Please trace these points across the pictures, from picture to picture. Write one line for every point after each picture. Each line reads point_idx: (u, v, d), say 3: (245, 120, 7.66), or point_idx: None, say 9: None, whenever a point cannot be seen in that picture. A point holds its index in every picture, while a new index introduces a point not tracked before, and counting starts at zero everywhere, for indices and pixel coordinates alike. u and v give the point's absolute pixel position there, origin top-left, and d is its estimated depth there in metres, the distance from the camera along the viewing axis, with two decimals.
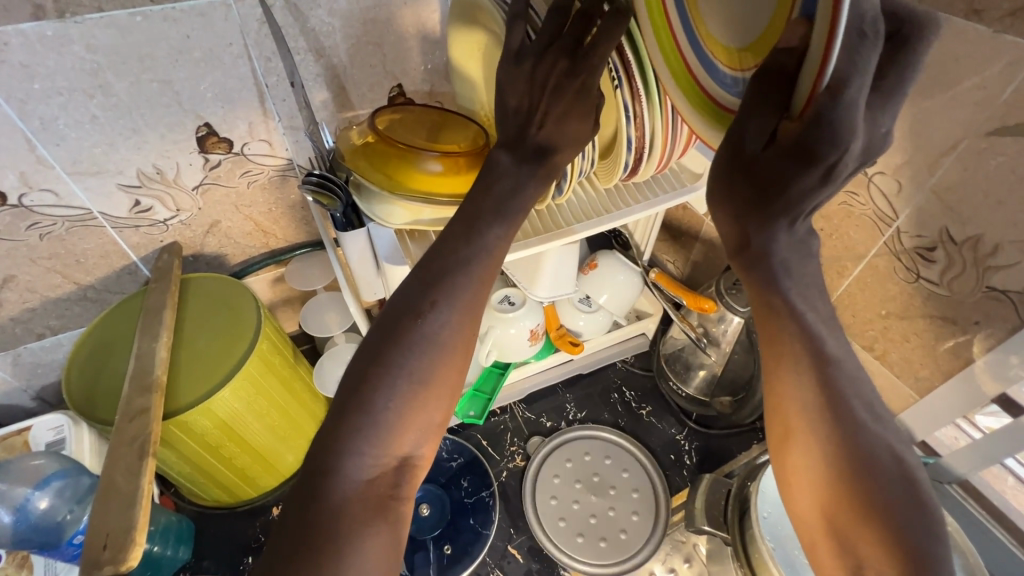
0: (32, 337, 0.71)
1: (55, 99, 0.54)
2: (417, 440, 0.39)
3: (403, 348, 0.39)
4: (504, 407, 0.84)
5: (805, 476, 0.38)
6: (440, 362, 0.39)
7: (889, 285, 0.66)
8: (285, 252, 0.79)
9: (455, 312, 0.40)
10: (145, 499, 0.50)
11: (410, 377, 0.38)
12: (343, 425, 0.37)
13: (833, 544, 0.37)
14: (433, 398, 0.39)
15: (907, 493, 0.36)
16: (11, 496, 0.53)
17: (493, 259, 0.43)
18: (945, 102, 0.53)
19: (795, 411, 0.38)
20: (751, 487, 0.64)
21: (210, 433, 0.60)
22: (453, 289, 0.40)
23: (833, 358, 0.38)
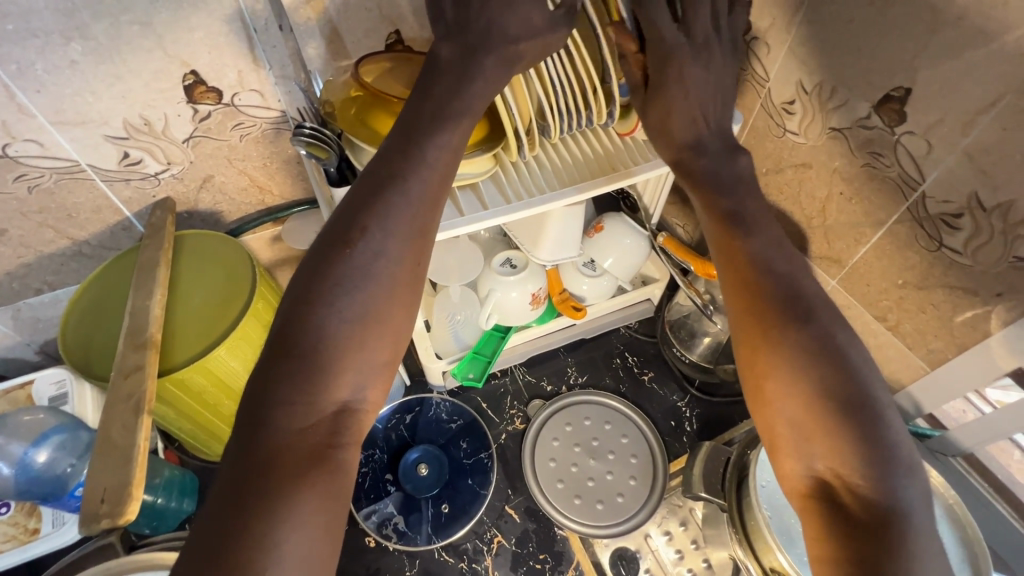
0: (30, 291, 0.71)
1: (30, 41, 0.51)
2: (358, 383, 0.38)
3: (337, 277, 0.39)
4: (505, 370, 0.83)
5: (769, 362, 0.42)
6: (375, 292, 0.40)
7: (909, 254, 0.62)
8: (282, 210, 0.77)
9: (388, 237, 0.41)
10: (141, 455, 0.49)
11: (345, 307, 0.39)
12: (285, 368, 0.36)
13: (796, 433, 0.40)
14: (371, 332, 0.39)
15: (856, 369, 0.41)
16: (10, 452, 0.53)
17: (437, 172, 0.44)
18: (990, 54, 0.49)
19: (755, 297, 0.44)
20: (751, 454, 0.63)
21: (207, 391, 0.60)
22: (385, 216, 0.41)
23: (762, 259, 0.46)
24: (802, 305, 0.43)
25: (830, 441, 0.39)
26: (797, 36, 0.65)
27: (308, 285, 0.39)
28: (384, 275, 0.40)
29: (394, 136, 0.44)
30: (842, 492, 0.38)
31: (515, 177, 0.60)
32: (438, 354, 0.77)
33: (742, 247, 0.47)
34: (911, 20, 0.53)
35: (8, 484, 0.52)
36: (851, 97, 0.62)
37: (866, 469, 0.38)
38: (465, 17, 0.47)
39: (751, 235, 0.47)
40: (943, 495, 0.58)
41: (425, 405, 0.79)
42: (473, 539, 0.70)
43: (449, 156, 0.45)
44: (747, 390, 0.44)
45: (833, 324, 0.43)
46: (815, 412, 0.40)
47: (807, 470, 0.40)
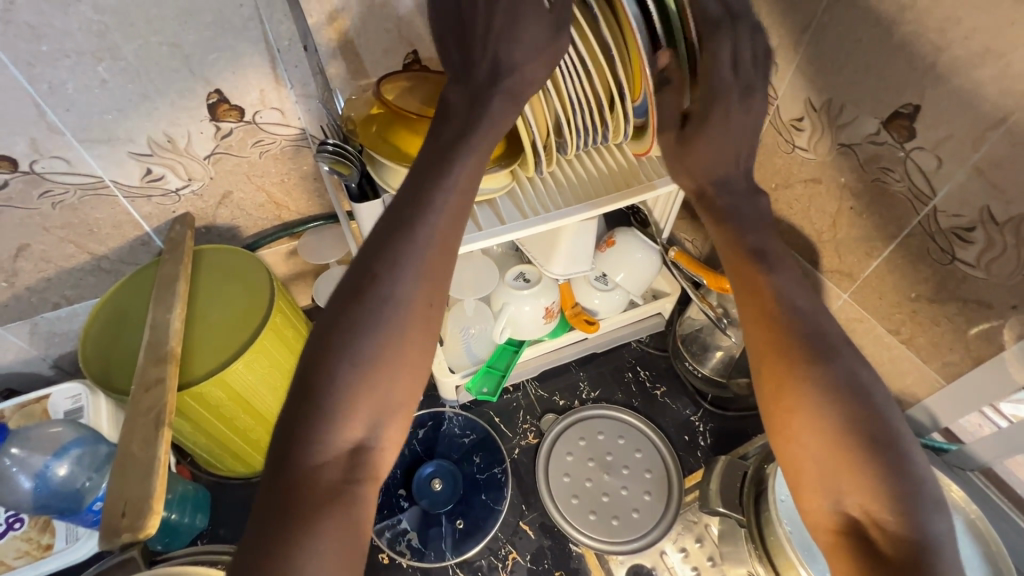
0: (48, 306, 0.71)
1: (62, 61, 0.52)
2: (372, 423, 0.38)
3: (350, 323, 0.39)
4: (517, 385, 0.83)
5: (794, 397, 0.41)
6: (388, 334, 0.39)
7: (921, 267, 0.63)
8: (298, 225, 0.78)
9: (400, 279, 0.40)
10: (163, 469, 0.49)
11: (360, 346, 0.38)
12: (301, 408, 0.37)
13: (822, 469, 0.40)
14: (387, 373, 0.39)
15: (880, 404, 0.40)
16: (31, 463, 0.52)
17: (449, 216, 0.43)
18: (998, 72, 0.50)
19: (776, 330, 0.44)
20: (769, 469, 0.62)
21: (224, 405, 0.60)
22: (395, 261, 0.41)
23: (780, 290, 0.46)
24: (824, 338, 0.43)
25: (859, 478, 0.38)
26: (804, 55, 0.67)
27: (327, 326, 0.39)
28: (396, 319, 0.40)
29: (413, 178, 0.45)
30: (873, 530, 0.38)
31: (531, 193, 0.61)
32: (451, 368, 0.77)
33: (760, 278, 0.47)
34: (918, 40, 0.54)
35: (26, 496, 0.52)
36: (861, 114, 0.63)
37: (894, 505, 0.37)
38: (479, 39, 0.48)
39: (767, 264, 0.47)
40: (964, 509, 0.58)
41: (438, 420, 0.79)
42: (487, 555, 0.70)
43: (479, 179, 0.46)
44: (769, 423, 0.43)
45: (854, 358, 0.42)
46: (842, 449, 0.39)
47: (835, 507, 0.39)
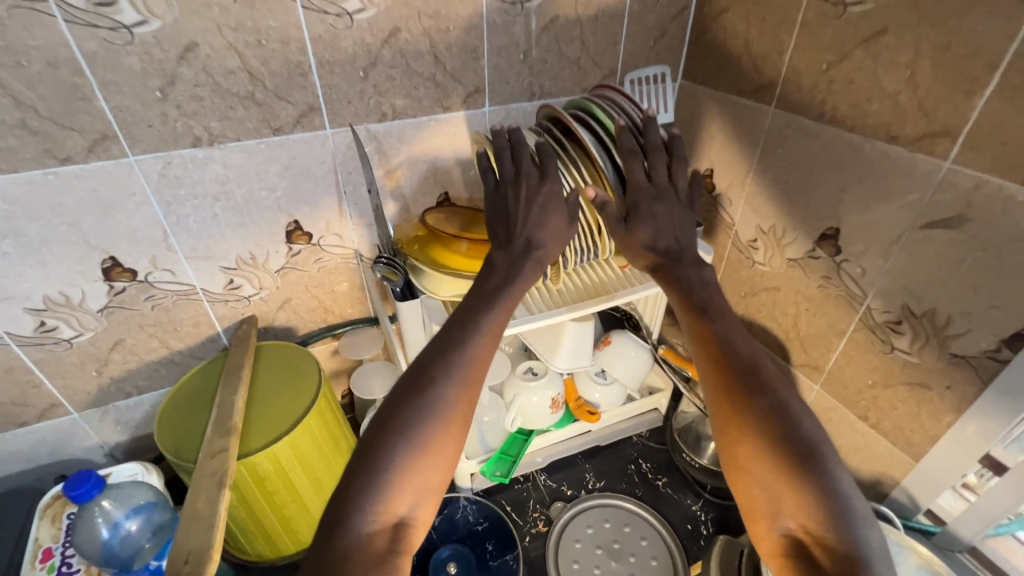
0: (122, 394, 0.83)
1: (191, 201, 0.71)
2: (414, 502, 0.44)
3: (408, 412, 0.46)
4: (527, 476, 0.90)
5: (738, 433, 0.47)
6: (436, 424, 0.46)
7: (871, 357, 0.74)
8: (340, 327, 0.92)
9: (451, 383, 0.47)
10: (221, 522, 0.57)
11: (408, 436, 0.45)
12: (358, 482, 0.43)
13: (764, 497, 0.45)
14: (431, 458, 0.45)
15: (813, 436, 0.46)
16: (109, 516, 0.60)
17: (487, 339, 0.51)
18: (885, 203, 0.66)
19: (718, 374, 0.51)
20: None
21: (270, 477, 0.68)
22: (449, 367, 0.48)
23: (728, 341, 0.53)
24: (760, 379, 0.49)
25: (796, 501, 0.44)
26: (750, 192, 0.86)
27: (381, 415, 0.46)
28: (444, 415, 0.46)
29: (461, 308, 0.54)
30: (816, 553, 0.42)
31: (537, 297, 0.76)
32: (467, 455, 0.85)
33: (704, 327, 0.54)
34: (826, 182, 0.73)
35: (97, 545, 0.58)
36: (800, 235, 0.79)
37: (830, 526, 0.42)
38: (499, 190, 0.62)
39: (714, 319, 0.55)
40: None
41: (453, 507, 0.84)
42: None
43: (513, 293, 0.55)
44: (723, 455, 0.49)
45: (791, 397, 0.49)
46: (779, 474, 0.45)
47: (782, 531, 0.44)
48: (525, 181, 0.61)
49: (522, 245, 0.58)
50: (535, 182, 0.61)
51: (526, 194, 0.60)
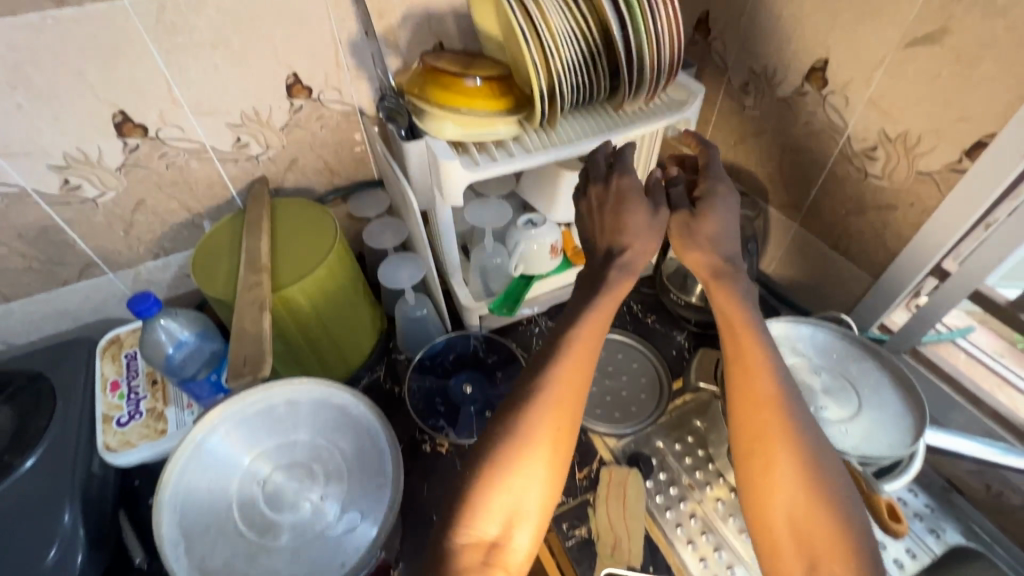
0: (150, 255, 0.89)
1: (190, 49, 0.71)
2: (503, 529, 0.56)
3: (506, 425, 0.58)
4: (530, 318, 0.99)
5: (783, 465, 0.57)
6: (526, 434, 0.58)
7: (846, 187, 0.80)
8: (347, 188, 0.96)
9: (545, 399, 0.59)
10: (269, 335, 0.65)
11: (509, 449, 0.57)
12: (464, 503, 0.56)
13: (801, 538, 0.55)
14: (517, 485, 0.57)
15: (835, 473, 0.57)
16: (173, 336, 0.72)
17: (576, 353, 0.62)
18: (872, 26, 0.68)
19: (765, 400, 0.60)
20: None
21: (303, 311, 0.76)
22: (538, 381, 0.60)
23: (785, 386, 0.61)
24: (819, 470, 0.56)
25: (838, 559, 0.52)
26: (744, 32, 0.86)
27: (485, 464, 0.57)
28: (535, 438, 0.58)
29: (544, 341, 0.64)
30: None
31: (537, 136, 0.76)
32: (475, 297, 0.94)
33: (755, 347, 0.63)
34: (819, 10, 0.73)
35: (163, 358, 0.71)
36: (790, 72, 0.81)
37: None
38: (587, 177, 0.71)
39: (772, 350, 0.64)
40: (889, 365, 0.72)
41: (465, 342, 0.93)
42: None
43: (605, 303, 0.64)
44: (750, 489, 0.59)
45: (841, 476, 0.57)
46: (818, 531, 0.54)
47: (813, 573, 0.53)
48: (605, 176, 0.69)
49: (602, 253, 0.66)
50: (604, 178, 0.69)
51: (601, 179, 0.69)
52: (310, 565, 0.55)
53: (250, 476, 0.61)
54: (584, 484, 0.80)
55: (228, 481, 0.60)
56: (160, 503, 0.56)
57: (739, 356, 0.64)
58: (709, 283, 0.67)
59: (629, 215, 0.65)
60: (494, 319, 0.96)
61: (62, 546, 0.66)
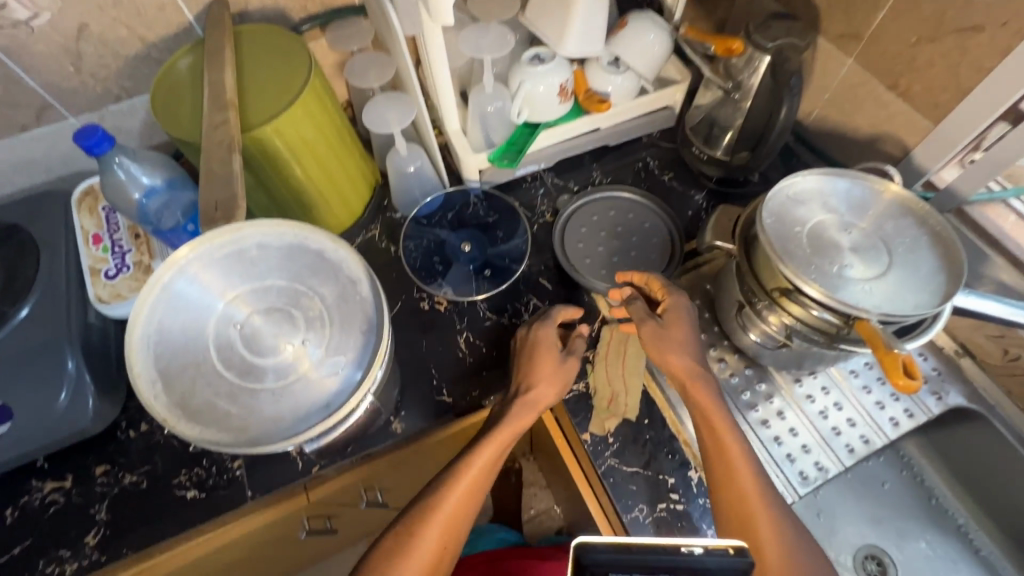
0: (112, 98, 0.79)
1: None
2: (425, 570, 0.57)
3: (441, 493, 0.60)
4: (535, 176, 0.93)
5: (762, 522, 0.56)
6: (454, 487, 0.60)
7: (925, 6, 0.65)
8: (324, 17, 0.82)
9: (477, 460, 0.62)
10: (240, 179, 0.61)
11: (434, 511, 0.59)
12: (390, 542, 0.58)
13: None
14: (439, 531, 0.58)
15: (805, 538, 0.57)
16: (138, 181, 0.66)
17: (507, 427, 0.64)
18: None
19: (745, 486, 0.58)
20: (760, 201, 0.69)
21: (282, 157, 0.68)
22: (467, 458, 0.62)
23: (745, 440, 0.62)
24: (778, 508, 0.58)
25: None
26: None
27: (408, 532, 0.58)
28: (461, 483, 0.61)
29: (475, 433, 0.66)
30: None
31: None
32: (473, 149, 0.84)
33: (741, 462, 0.60)
34: None
35: (133, 206, 0.66)
36: None
37: None
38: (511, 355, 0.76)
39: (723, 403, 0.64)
40: (930, 224, 0.65)
41: (465, 202, 0.89)
42: (511, 302, 0.82)
43: (541, 391, 0.67)
44: None
45: (799, 529, 0.57)
46: None
47: None
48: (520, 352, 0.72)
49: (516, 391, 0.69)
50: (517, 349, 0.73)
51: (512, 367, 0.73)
52: (297, 407, 0.54)
53: (227, 318, 0.57)
54: (584, 344, 0.78)
55: (203, 323, 0.56)
56: (134, 342, 0.54)
57: (727, 463, 0.60)
58: (687, 391, 0.64)
59: (542, 373, 0.69)
60: (496, 174, 0.87)
61: (72, 388, 0.68)
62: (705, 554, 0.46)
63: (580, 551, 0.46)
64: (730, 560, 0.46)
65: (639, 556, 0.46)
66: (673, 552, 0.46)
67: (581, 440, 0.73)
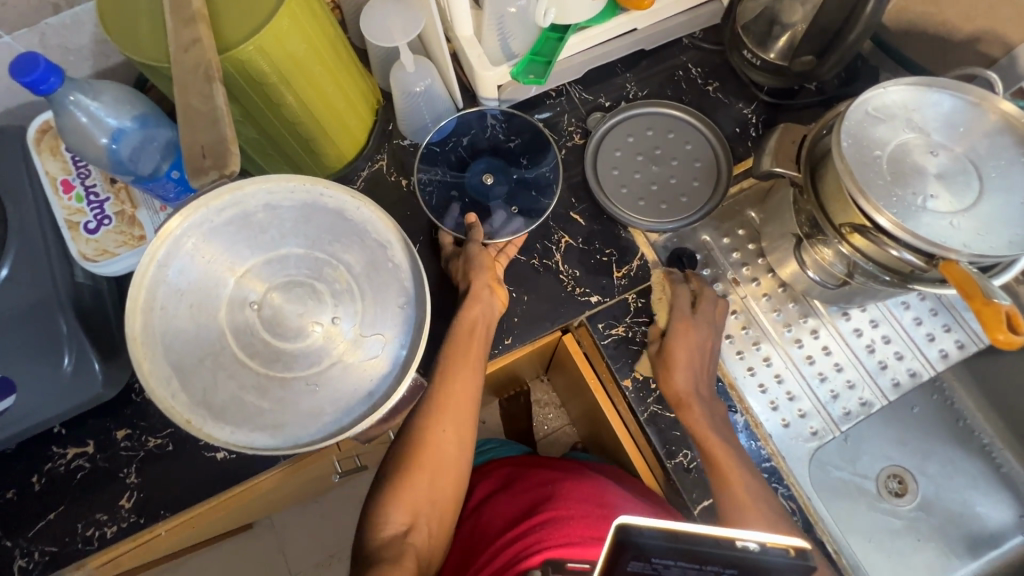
0: (49, 10, 0.63)
1: None
2: (437, 438, 0.61)
3: (442, 370, 0.63)
4: (560, 90, 0.81)
5: (740, 486, 0.61)
6: (452, 365, 0.63)
7: None
8: None
9: (464, 334, 0.64)
10: (228, 117, 0.51)
11: (433, 391, 0.62)
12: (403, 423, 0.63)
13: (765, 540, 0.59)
14: (443, 404, 0.62)
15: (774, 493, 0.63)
16: (103, 122, 0.55)
17: (479, 300, 0.65)
18: None
19: (721, 462, 0.62)
20: (840, 109, 0.60)
21: (272, 84, 0.56)
22: (458, 334, 0.64)
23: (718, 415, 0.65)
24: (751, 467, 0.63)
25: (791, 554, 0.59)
26: None
27: (415, 434, 0.61)
28: (456, 361, 0.63)
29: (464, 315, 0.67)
30: None
31: None
32: (493, 63, 0.72)
33: (714, 437, 0.63)
34: None
35: (103, 153, 0.56)
36: None
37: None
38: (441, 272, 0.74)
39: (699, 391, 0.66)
40: None
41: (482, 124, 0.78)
42: (541, 241, 0.75)
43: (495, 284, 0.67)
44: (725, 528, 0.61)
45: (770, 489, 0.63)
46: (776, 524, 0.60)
47: None
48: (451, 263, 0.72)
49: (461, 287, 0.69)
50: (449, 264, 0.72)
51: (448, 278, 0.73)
52: (335, 396, 0.52)
53: (239, 298, 0.53)
54: (622, 284, 0.73)
55: (214, 306, 0.52)
56: (137, 333, 0.49)
57: (717, 464, 0.62)
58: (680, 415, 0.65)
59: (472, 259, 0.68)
60: (516, 91, 0.76)
61: (75, 352, 0.63)
62: (762, 551, 0.40)
63: (621, 533, 0.40)
64: (788, 561, 0.40)
65: (690, 547, 0.40)
66: (726, 546, 0.40)
67: (620, 385, 0.71)
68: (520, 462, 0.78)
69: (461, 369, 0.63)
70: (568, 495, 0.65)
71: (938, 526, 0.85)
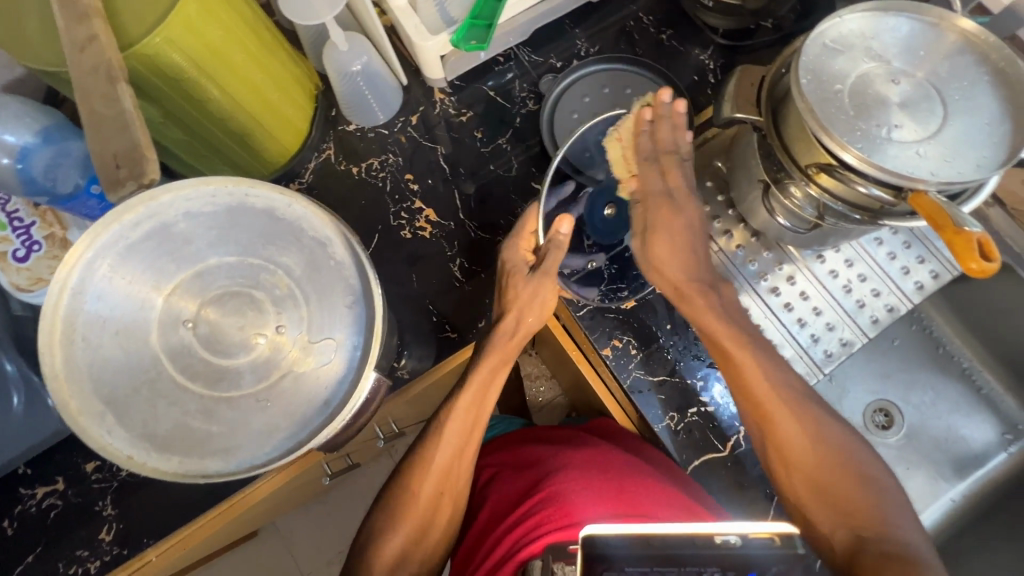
0: None
1: None
2: (446, 462, 0.61)
3: (456, 393, 0.62)
4: (508, 55, 0.77)
5: (789, 425, 0.57)
6: (468, 387, 0.62)
7: None
8: None
9: (490, 353, 0.62)
10: (140, 120, 0.46)
11: (446, 413, 0.62)
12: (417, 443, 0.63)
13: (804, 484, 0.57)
14: (453, 430, 0.61)
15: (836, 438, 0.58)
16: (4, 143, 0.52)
17: (516, 303, 0.62)
18: None
19: (764, 393, 0.58)
20: (798, 45, 0.58)
21: (188, 78, 0.51)
22: (483, 350, 0.63)
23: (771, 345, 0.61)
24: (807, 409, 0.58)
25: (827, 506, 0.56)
26: None
27: (421, 457, 0.61)
28: (474, 383, 0.62)
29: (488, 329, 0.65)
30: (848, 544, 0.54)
31: None
32: (431, 32, 0.67)
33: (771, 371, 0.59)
34: None
35: (9, 176, 0.52)
36: None
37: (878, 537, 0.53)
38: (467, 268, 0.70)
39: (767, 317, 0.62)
40: (993, 61, 0.55)
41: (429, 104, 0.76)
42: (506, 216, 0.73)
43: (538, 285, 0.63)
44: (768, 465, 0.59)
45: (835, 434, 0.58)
46: (820, 473, 0.56)
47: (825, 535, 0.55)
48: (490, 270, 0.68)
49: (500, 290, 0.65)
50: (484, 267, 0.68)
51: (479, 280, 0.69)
52: (290, 407, 0.50)
53: (171, 317, 0.50)
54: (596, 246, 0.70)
55: (144, 330, 0.50)
56: (63, 366, 0.47)
57: (757, 396, 0.59)
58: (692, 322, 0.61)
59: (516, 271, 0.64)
60: (461, 60, 0.71)
61: None
62: (743, 544, 0.43)
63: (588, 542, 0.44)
64: (772, 550, 0.43)
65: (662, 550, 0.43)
66: (704, 544, 0.43)
67: (601, 356, 0.70)
68: (528, 437, 0.75)
69: (477, 390, 0.62)
70: (571, 473, 0.63)
71: (925, 452, 0.87)
